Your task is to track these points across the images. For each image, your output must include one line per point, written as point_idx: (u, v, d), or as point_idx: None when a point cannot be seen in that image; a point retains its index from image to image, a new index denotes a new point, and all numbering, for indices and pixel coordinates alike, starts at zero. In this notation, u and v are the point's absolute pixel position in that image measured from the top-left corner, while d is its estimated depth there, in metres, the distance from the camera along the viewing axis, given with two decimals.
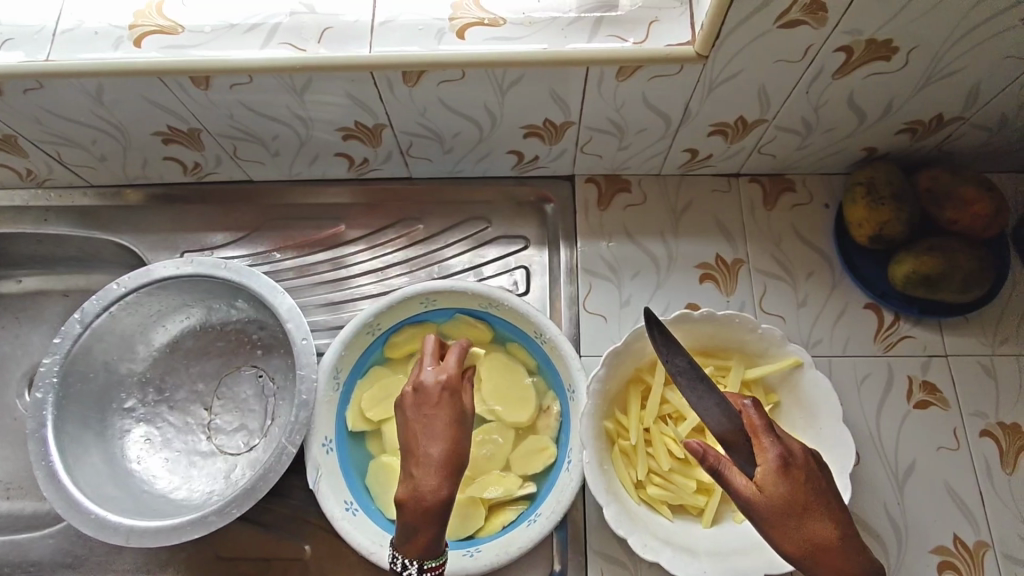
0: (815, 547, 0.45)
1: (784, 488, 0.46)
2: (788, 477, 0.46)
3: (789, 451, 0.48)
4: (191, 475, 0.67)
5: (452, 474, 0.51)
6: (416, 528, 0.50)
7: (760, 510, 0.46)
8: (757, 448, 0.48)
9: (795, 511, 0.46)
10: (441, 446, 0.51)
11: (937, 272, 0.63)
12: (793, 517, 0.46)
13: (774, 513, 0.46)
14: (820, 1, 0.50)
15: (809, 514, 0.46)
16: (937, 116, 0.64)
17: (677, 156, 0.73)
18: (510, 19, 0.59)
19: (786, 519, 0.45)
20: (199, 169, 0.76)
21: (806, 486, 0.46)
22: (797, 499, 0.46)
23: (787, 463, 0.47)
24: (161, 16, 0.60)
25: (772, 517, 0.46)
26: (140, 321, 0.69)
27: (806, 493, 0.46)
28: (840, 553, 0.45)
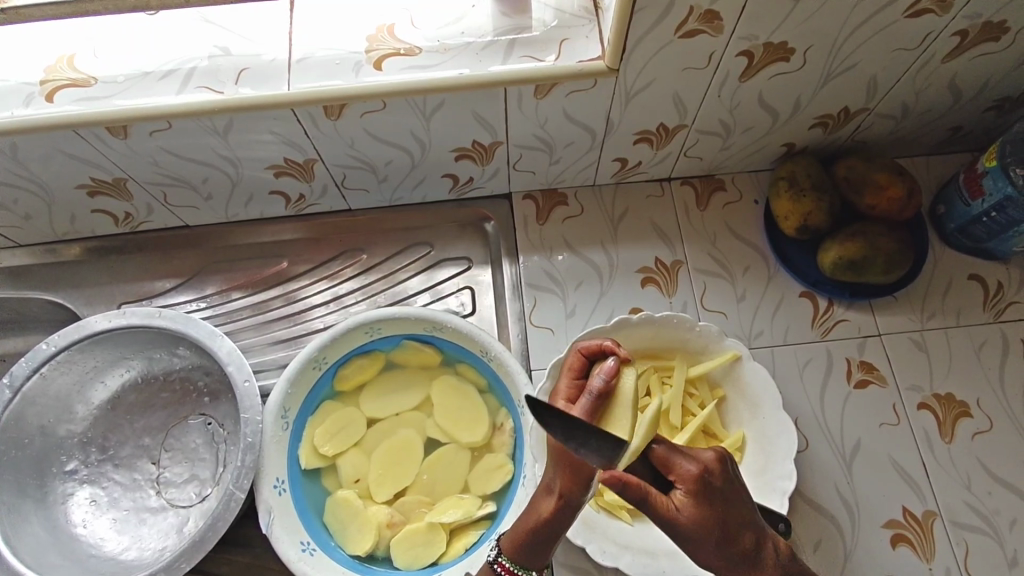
0: (738, 562, 0.46)
1: (704, 510, 0.45)
2: (705, 493, 0.45)
3: (706, 467, 0.46)
4: (142, 534, 0.65)
5: (563, 500, 0.51)
6: (518, 529, 0.54)
7: (682, 536, 0.45)
8: (676, 469, 0.46)
9: (715, 531, 0.45)
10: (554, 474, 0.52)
11: (860, 256, 0.66)
12: (709, 538, 0.45)
13: (696, 534, 0.45)
14: (714, 11, 0.53)
15: (730, 529, 0.45)
16: (844, 109, 0.67)
17: (608, 166, 0.74)
18: (425, 47, 0.60)
19: (705, 540, 0.45)
20: (132, 219, 0.75)
21: (722, 504, 0.45)
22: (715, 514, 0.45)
23: (704, 480, 0.46)
24: (73, 68, 0.60)
25: (691, 539, 0.45)
26: (75, 380, 0.67)
27: (725, 508, 0.45)
28: (762, 561, 0.46)
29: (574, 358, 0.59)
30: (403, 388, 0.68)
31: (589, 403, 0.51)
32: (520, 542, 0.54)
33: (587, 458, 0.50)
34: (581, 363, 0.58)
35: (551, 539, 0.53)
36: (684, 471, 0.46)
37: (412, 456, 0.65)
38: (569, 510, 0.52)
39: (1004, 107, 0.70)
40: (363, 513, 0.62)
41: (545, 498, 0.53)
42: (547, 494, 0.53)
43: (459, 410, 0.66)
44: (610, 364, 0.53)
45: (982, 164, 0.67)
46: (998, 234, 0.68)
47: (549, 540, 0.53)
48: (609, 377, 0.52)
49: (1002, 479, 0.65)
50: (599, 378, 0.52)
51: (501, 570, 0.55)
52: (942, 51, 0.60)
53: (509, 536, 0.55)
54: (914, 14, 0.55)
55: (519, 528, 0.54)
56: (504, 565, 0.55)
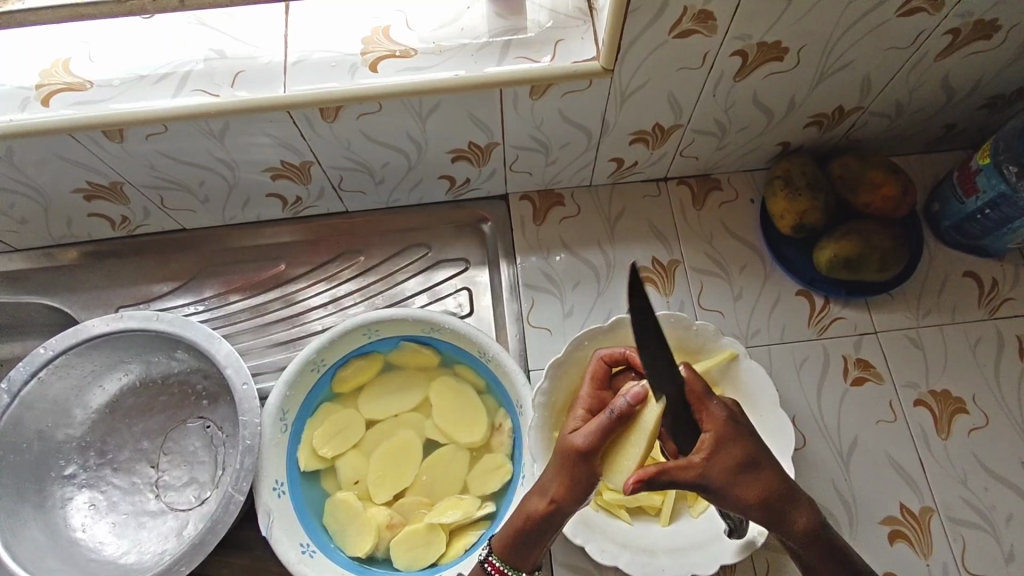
0: (772, 496, 0.48)
1: (736, 446, 0.47)
2: (736, 431, 0.48)
3: (731, 410, 0.49)
4: (142, 538, 0.65)
5: (558, 503, 0.51)
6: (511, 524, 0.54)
7: (721, 474, 0.46)
8: (706, 413, 0.48)
9: (749, 464, 0.47)
10: (552, 475, 0.52)
11: (856, 254, 0.66)
12: (744, 471, 0.47)
13: (734, 470, 0.47)
14: (708, 11, 0.53)
15: (761, 463, 0.48)
16: (839, 108, 0.68)
17: (604, 166, 0.75)
18: (420, 49, 0.60)
19: (741, 474, 0.47)
20: (129, 222, 0.75)
21: (750, 440, 0.48)
22: (745, 450, 0.47)
23: (732, 420, 0.48)
24: (68, 73, 0.60)
25: (730, 476, 0.47)
26: (73, 384, 0.67)
27: (751, 444, 0.48)
28: (790, 497, 0.49)
29: (597, 364, 0.59)
30: (401, 389, 0.68)
31: (606, 423, 0.49)
32: (512, 541, 0.54)
33: (586, 470, 0.50)
34: (604, 372, 0.59)
35: (540, 539, 0.53)
36: (714, 413, 0.48)
37: (411, 457, 0.65)
38: (561, 511, 0.51)
39: (998, 105, 0.70)
40: (362, 514, 0.62)
41: (539, 497, 0.53)
42: (542, 492, 0.52)
43: (457, 410, 0.66)
44: (639, 388, 0.49)
45: (976, 161, 0.67)
46: (992, 231, 0.69)
47: (538, 539, 0.53)
48: (635, 403, 0.48)
49: (998, 475, 0.65)
50: (622, 401, 0.49)
51: (492, 569, 0.55)
52: (935, 49, 0.60)
53: (498, 536, 0.55)
54: (907, 13, 0.55)
55: (512, 526, 0.54)
56: (494, 564, 0.54)
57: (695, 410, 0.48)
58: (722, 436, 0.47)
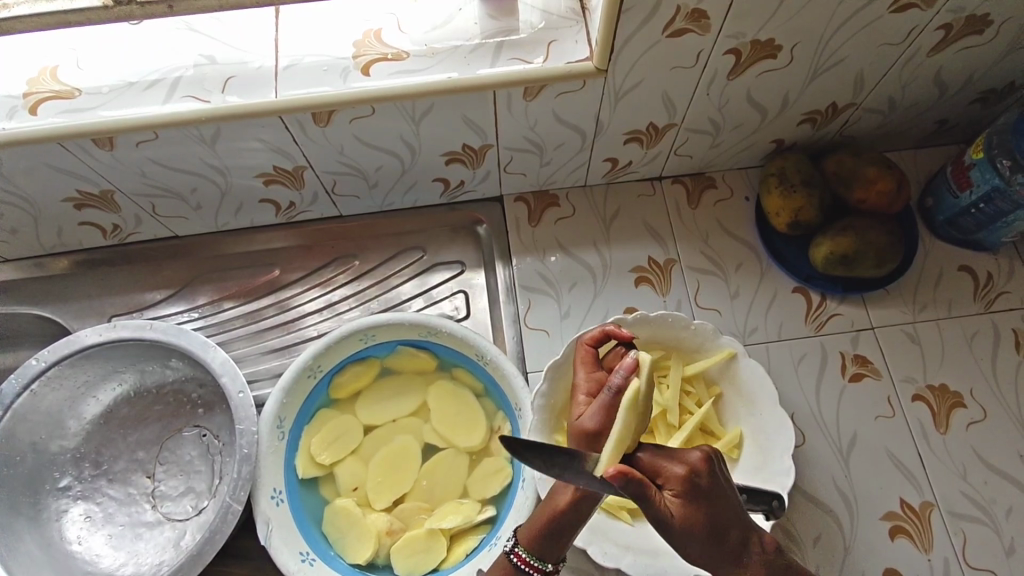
0: (730, 557, 0.46)
1: (695, 509, 0.44)
2: (694, 495, 0.45)
3: (693, 467, 0.46)
4: (139, 549, 0.65)
5: (585, 493, 0.50)
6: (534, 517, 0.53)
7: (671, 535, 0.44)
8: (663, 469, 0.46)
9: (705, 531, 0.44)
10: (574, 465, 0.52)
11: (851, 250, 0.66)
12: (699, 536, 0.44)
13: (685, 533, 0.44)
14: (700, 9, 0.53)
15: (719, 528, 0.45)
16: (832, 105, 0.68)
17: (599, 166, 0.74)
18: (412, 52, 0.60)
19: (697, 539, 0.44)
20: (120, 231, 0.74)
21: (711, 502, 0.45)
22: (705, 515, 0.45)
23: (693, 479, 0.45)
24: (56, 81, 0.59)
25: (682, 538, 0.44)
26: (66, 395, 0.66)
27: (712, 507, 0.45)
28: (747, 559, 0.46)
29: (581, 350, 0.59)
30: (399, 395, 0.68)
31: (609, 400, 0.49)
32: (540, 531, 0.52)
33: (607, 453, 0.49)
34: (590, 355, 0.58)
35: (568, 535, 0.52)
36: (671, 473, 0.46)
37: (409, 463, 0.65)
38: (590, 500, 0.50)
39: (990, 99, 0.70)
40: (362, 521, 0.62)
41: (563, 491, 0.52)
42: (566, 486, 0.52)
43: (456, 414, 0.66)
44: (629, 359, 0.49)
45: (970, 156, 0.67)
46: (987, 226, 0.69)
47: (563, 535, 0.52)
48: (629, 374, 0.49)
49: (997, 468, 0.65)
50: (618, 375, 0.49)
51: (517, 562, 0.53)
52: (927, 45, 0.60)
53: (526, 526, 0.54)
54: (899, 9, 0.55)
55: (538, 516, 0.53)
56: (521, 556, 0.53)
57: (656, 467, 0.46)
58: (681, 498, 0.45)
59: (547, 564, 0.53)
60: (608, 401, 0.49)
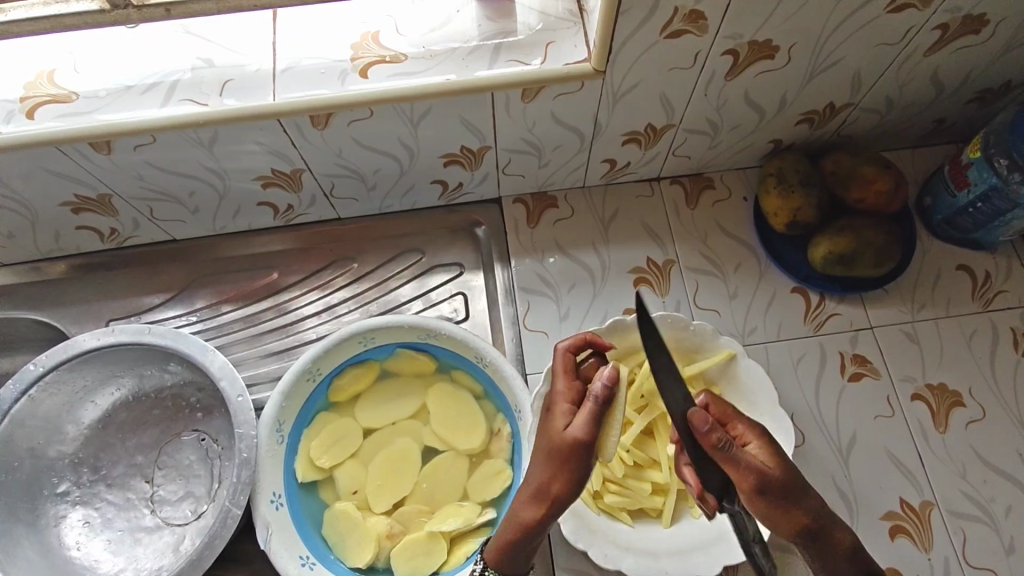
0: (816, 512, 0.48)
1: (779, 457, 0.49)
2: (774, 446, 0.50)
3: (762, 427, 0.52)
4: (138, 554, 0.64)
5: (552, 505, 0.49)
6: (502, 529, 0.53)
7: (770, 484, 0.47)
8: (739, 429, 0.52)
9: (794, 475, 0.48)
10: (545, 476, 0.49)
11: (850, 250, 0.67)
12: (789, 485, 0.48)
13: (783, 477, 0.47)
14: (698, 10, 0.53)
15: (800, 479, 0.49)
16: (829, 105, 0.68)
17: (597, 168, 0.74)
18: (410, 54, 0.60)
19: (789, 487, 0.47)
20: (117, 234, 0.74)
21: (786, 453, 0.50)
22: (788, 464, 0.49)
23: (769, 434, 0.51)
24: (54, 84, 0.59)
25: (781, 483, 0.47)
26: (64, 400, 0.66)
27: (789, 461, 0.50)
28: (830, 513, 0.49)
29: (560, 359, 0.55)
30: (398, 397, 0.68)
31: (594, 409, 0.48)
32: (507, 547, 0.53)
33: (582, 464, 0.48)
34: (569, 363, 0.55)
35: (529, 548, 0.52)
36: (748, 433, 0.51)
37: (409, 465, 0.65)
38: (559, 510, 0.50)
39: (986, 99, 0.71)
40: (362, 524, 0.62)
41: (530, 504, 0.50)
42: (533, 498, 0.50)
43: (455, 417, 0.65)
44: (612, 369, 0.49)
45: (967, 155, 0.67)
46: (984, 225, 0.69)
47: (528, 549, 0.52)
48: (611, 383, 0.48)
49: (996, 467, 0.65)
50: (599, 384, 0.48)
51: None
52: (924, 45, 0.60)
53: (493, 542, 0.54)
54: (896, 10, 0.55)
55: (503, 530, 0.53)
56: (488, 569, 0.54)
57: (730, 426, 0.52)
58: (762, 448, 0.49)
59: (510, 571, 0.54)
60: (594, 409, 0.48)
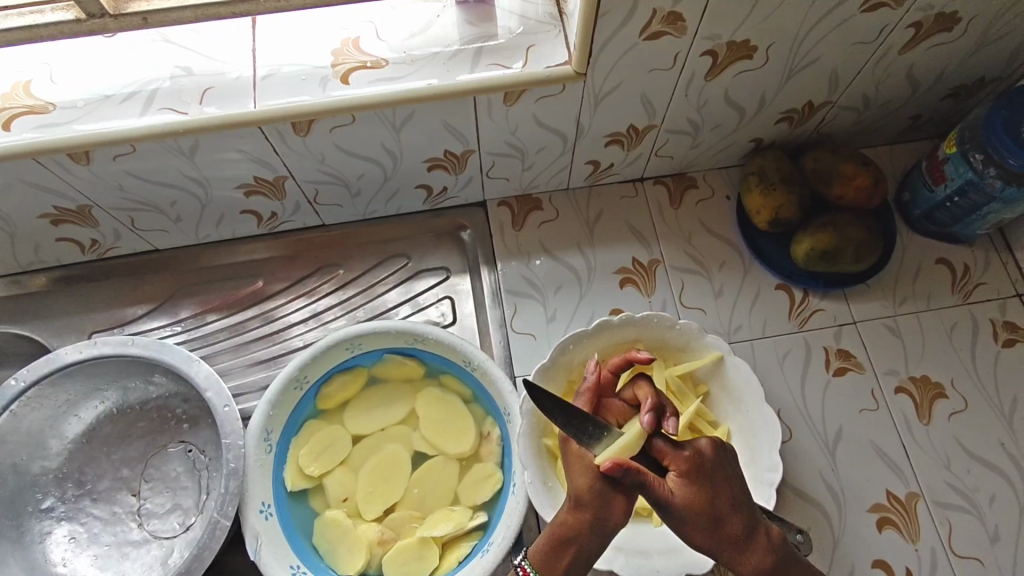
0: (729, 545, 0.48)
1: (697, 493, 0.47)
2: (699, 477, 0.48)
3: (699, 452, 0.49)
4: (126, 568, 0.63)
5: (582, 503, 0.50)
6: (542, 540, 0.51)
7: (675, 516, 0.48)
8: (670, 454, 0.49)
9: (707, 510, 0.47)
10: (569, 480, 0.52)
11: (831, 246, 0.68)
12: (702, 518, 0.47)
13: (690, 514, 0.47)
14: (676, 12, 0.54)
15: (721, 513, 0.47)
16: (808, 103, 0.69)
17: (581, 169, 0.75)
18: (392, 59, 0.60)
19: (700, 521, 0.47)
20: (99, 245, 0.73)
21: (718, 481, 0.48)
22: (705, 497, 0.47)
23: (697, 463, 0.49)
24: (30, 95, 0.58)
25: (687, 517, 0.47)
26: (47, 415, 0.65)
27: (714, 491, 0.48)
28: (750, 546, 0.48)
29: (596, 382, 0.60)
30: (386, 402, 0.67)
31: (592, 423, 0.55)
32: (547, 552, 0.50)
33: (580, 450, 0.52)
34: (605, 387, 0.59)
35: (571, 555, 0.50)
36: (676, 459, 0.49)
37: (399, 471, 0.64)
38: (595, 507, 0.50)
39: (961, 95, 0.72)
40: (353, 531, 0.61)
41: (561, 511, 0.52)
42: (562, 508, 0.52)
43: (445, 421, 0.65)
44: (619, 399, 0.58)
45: (943, 150, 0.68)
46: (962, 219, 0.70)
47: (572, 551, 0.50)
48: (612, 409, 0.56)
49: (979, 456, 0.66)
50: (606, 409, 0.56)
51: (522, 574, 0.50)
52: (898, 43, 0.61)
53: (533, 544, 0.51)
54: (870, 9, 0.56)
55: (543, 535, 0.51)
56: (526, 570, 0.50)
57: (661, 453, 0.50)
58: (684, 481, 0.48)
59: None
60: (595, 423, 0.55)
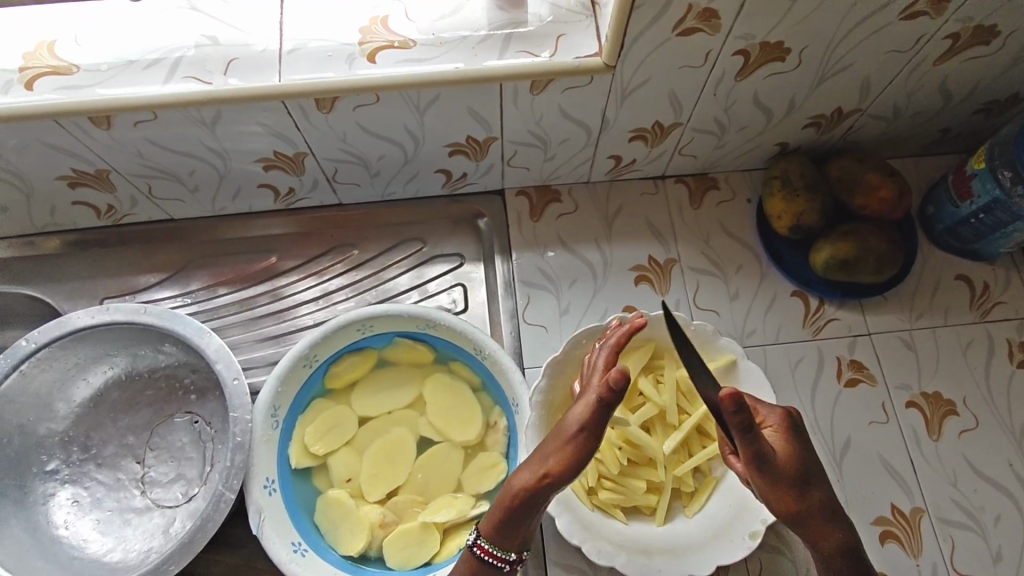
0: (814, 511, 0.45)
1: (793, 447, 0.46)
2: (793, 436, 0.47)
3: (790, 413, 0.49)
4: (127, 535, 0.64)
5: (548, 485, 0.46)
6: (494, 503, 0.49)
7: (774, 470, 0.44)
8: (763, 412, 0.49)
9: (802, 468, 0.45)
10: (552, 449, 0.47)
11: (852, 255, 0.67)
12: (796, 475, 0.45)
13: (785, 473, 0.45)
14: (712, 8, 0.53)
15: (813, 474, 0.46)
16: (837, 110, 0.68)
17: (602, 163, 0.74)
18: (420, 40, 0.59)
19: (794, 477, 0.45)
20: (114, 211, 0.73)
21: (807, 445, 0.47)
22: (800, 455, 0.46)
23: (790, 424, 0.48)
24: (54, 56, 0.58)
25: (783, 473, 0.44)
26: (56, 377, 0.65)
27: (807, 450, 0.47)
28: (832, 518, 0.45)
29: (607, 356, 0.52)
30: (393, 386, 0.67)
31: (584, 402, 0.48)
32: (500, 524, 0.48)
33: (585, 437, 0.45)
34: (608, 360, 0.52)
35: (519, 522, 0.48)
36: (770, 417, 0.49)
37: (403, 455, 0.64)
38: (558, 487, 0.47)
39: (993, 110, 0.71)
40: (354, 512, 0.61)
41: (523, 472, 0.48)
42: (525, 469, 0.48)
43: (452, 408, 0.65)
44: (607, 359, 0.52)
45: (971, 166, 0.67)
46: (986, 236, 0.69)
47: (523, 520, 0.48)
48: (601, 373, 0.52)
49: (987, 476, 0.66)
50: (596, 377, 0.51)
51: (482, 554, 0.50)
52: (934, 54, 0.60)
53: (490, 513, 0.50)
54: (909, 16, 0.55)
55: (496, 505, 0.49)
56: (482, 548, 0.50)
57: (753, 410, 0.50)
58: (780, 434, 0.47)
59: (509, 552, 0.50)
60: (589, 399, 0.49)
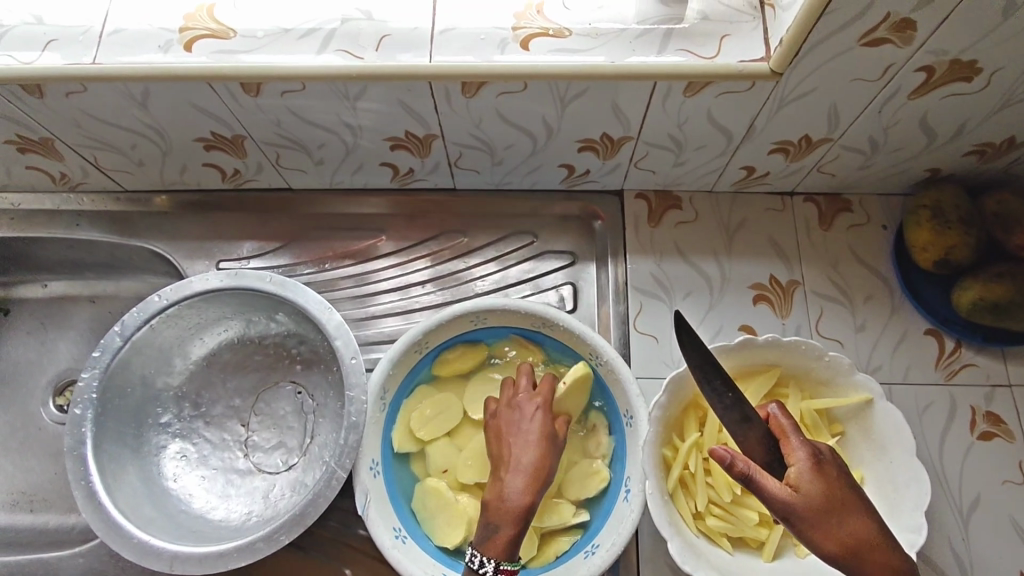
0: (855, 551, 0.47)
1: (820, 488, 0.48)
2: (821, 474, 0.48)
3: (817, 448, 0.50)
4: (230, 495, 0.65)
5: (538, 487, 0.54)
6: (501, 523, 0.52)
7: (799, 517, 0.47)
8: (787, 450, 0.50)
9: (832, 510, 0.47)
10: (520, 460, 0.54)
11: (1005, 299, 0.61)
12: (827, 517, 0.47)
13: (814, 516, 0.47)
14: (910, 20, 0.48)
15: (845, 511, 0.47)
16: (1009, 139, 0.62)
17: (733, 173, 0.70)
18: (574, 30, 0.57)
19: (825, 519, 0.47)
20: (238, 176, 0.74)
21: (837, 481, 0.48)
22: (829, 495, 0.47)
23: (817, 460, 0.49)
24: (213, 19, 0.58)
25: (815, 519, 0.47)
26: (178, 334, 0.67)
27: (835, 488, 0.48)
28: (876, 552, 0.47)
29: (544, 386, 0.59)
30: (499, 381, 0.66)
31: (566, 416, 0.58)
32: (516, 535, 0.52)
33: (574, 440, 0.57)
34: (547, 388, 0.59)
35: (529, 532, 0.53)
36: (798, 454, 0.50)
37: None
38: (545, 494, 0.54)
39: None
40: (453, 505, 0.60)
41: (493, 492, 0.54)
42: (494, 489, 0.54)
43: None
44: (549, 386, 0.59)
45: None
46: None
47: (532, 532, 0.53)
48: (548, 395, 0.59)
49: None
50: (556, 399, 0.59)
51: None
52: None
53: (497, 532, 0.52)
54: None
55: (507, 521, 0.52)
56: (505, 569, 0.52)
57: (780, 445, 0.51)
58: (810, 475, 0.48)
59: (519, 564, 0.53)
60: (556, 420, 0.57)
